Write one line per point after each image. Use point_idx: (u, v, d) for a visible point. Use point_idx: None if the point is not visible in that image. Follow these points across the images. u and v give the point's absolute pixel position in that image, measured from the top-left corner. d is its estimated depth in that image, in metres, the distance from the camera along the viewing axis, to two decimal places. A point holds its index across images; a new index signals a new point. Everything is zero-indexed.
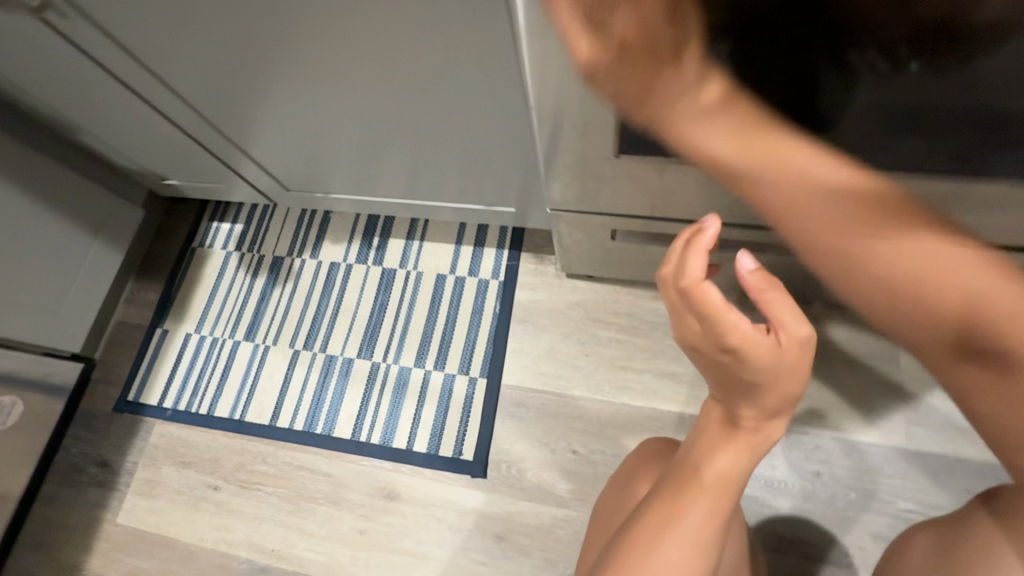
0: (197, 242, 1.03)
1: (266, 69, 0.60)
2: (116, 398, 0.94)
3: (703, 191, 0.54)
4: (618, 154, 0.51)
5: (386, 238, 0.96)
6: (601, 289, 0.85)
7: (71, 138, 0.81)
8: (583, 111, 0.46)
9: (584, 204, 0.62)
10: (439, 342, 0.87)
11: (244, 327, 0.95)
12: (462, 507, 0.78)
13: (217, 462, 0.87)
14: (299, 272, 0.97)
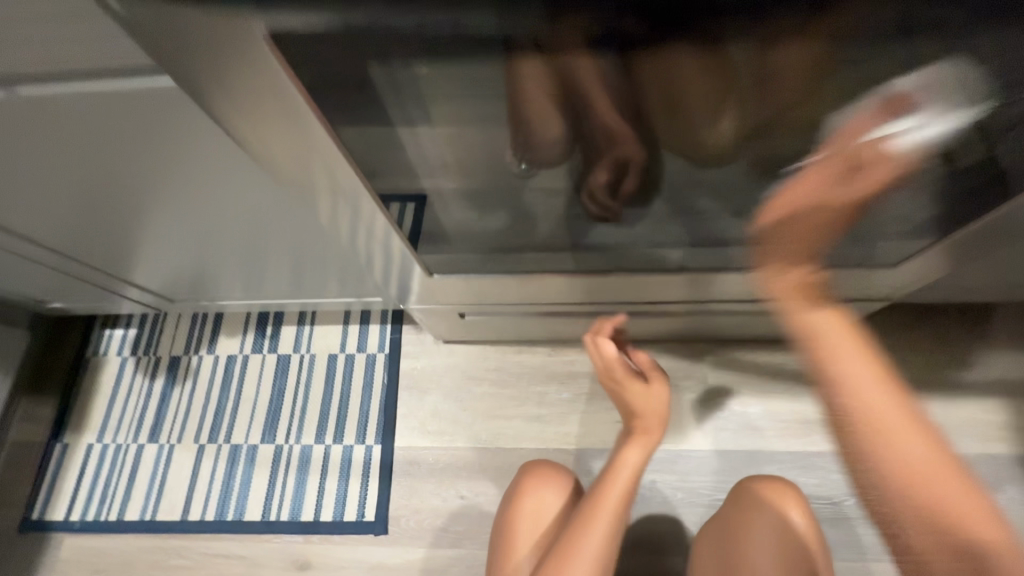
0: (90, 351, 1.07)
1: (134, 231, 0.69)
2: (19, 520, 0.96)
3: (503, 288, 0.73)
4: (432, 273, 0.71)
5: (279, 326, 1.05)
6: (473, 349, 0.99)
7: None
8: (388, 236, 0.61)
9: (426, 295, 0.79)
10: (336, 416, 0.97)
11: (148, 429, 1.00)
12: (370, 563, 0.88)
13: (132, 565, 0.91)
14: (198, 368, 1.03)
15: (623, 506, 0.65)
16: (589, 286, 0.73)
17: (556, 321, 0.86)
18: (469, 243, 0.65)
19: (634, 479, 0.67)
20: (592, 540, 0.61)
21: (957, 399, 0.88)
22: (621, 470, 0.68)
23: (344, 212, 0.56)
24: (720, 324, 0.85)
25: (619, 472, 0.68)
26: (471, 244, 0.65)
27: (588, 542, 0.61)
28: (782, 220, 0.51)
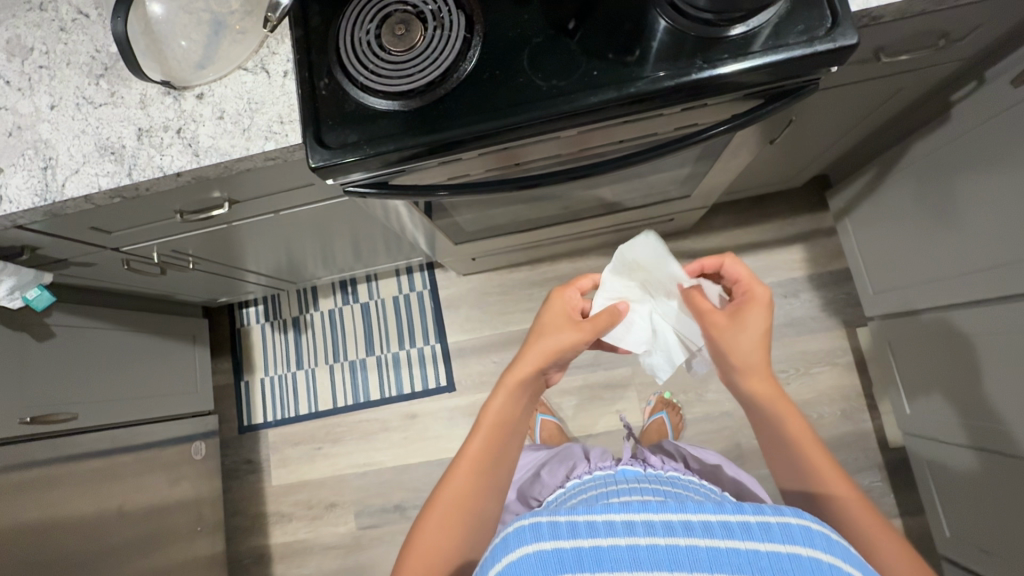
0: (238, 325, 1.65)
1: (285, 252, 1.23)
2: (238, 426, 1.60)
3: (495, 240, 1.29)
4: (455, 243, 1.25)
5: (355, 286, 1.62)
6: (481, 276, 1.57)
7: (162, 299, 1.38)
8: (430, 232, 1.15)
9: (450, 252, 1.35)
10: (408, 332, 1.58)
11: (295, 363, 1.61)
12: (450, 406, 1.53)
13: (314, 435, 1.57)
14: (312, 321, 1.62)
15: (476, 479, 0.65)
16: (543, 230, 1.27)
17: (530, 249, 1.41)
18: (472, 230, 1.18)
19: (494, 437, 0.66)
20: (447, 506, 0.63)
21: (773, 249, 1.46)
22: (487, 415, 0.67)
23: (409, 225, 1.10)
24: (627, 232, 1.41)
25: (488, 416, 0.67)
26: (473, 230, 1.19)
27: (449, 521, 0.62)
28: (731, 367, 0.67)
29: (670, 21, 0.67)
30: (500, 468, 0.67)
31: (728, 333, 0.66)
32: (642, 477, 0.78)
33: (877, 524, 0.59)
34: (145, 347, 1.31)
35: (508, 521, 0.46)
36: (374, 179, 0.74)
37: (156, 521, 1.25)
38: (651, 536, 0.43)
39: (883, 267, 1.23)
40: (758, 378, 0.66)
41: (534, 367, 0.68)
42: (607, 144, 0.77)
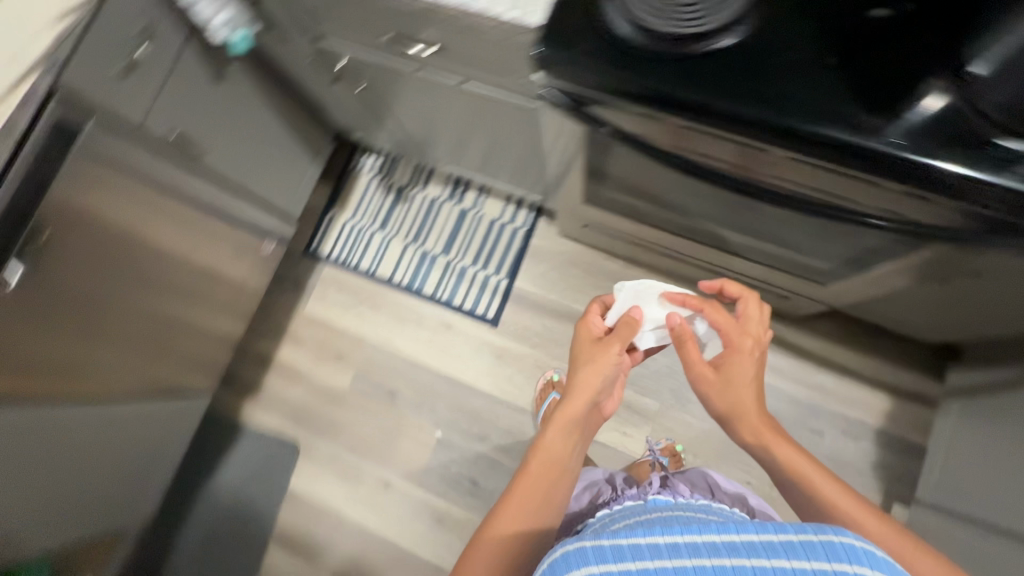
0: (352, 165, 1.73)
1: (434, 123, 1.27)
2: (304, 247, 1.70)
3: (614, 220, 1.28)
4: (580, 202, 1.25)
5: (465, 190, 1.66)
6: (576, 246, 1.57)
7: (311, 105, 1.47)
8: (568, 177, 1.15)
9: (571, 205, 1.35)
10: (486, 254, 1.60)
11: (379, 224, 1.68)
12: (483, 339, 1.56)
13: (359, 291, 1.65)
14: (412, 197, 1.68)
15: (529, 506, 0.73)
16: (663, 236, 1.25)
17: (637, 247, 1.39)
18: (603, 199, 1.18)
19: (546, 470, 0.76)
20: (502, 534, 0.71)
21: (859, 383, 1.37)
22: (537, 450, 0.78)
23: (555, 159, 1.10)
24: (733, 285, 1.36)
25: (538, 451, 0.77)
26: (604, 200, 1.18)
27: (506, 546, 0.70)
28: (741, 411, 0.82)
29: (953, 99, 0.61)
30: (558, 485, 0.76)
31: (721, 381, 0.84)
32: (679, 505, 0.81)
33: (894, 535, 0.69)
34: (278, 135, 1.40)
35: (563, 544, 0.51)
36: (575, 93, 0.74)
37: (209, 278, 1.37)
38: (695, 558, 0.48)
39: (963, 462, 1.14)
40: (753, 425, 0.81)
41: (580, 405, 0.79)
42: (795, 179, 0.74)
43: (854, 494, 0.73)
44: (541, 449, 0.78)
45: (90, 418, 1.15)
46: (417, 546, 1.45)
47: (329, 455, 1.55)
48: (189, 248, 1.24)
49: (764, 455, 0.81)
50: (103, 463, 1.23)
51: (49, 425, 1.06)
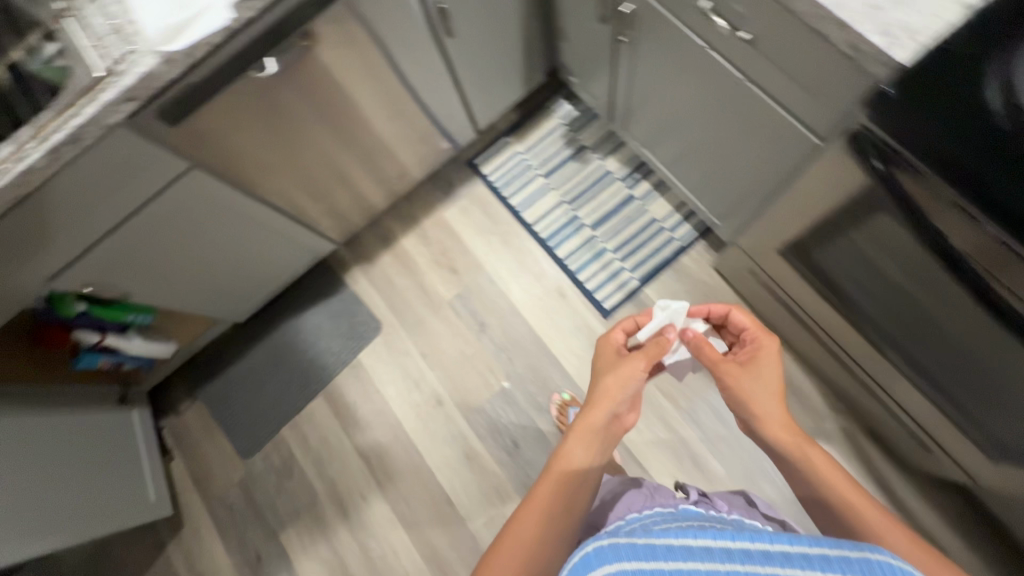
0: (549, 104, 1.70)
1: (667, 104, 1.20)
2: (469, 158, 1.71)
3: (791, 285, 1.18)
4: (769, 250, 1.16)
5: (642, 178, 1.60)
6: (723, 286, 1.49)
7: (553, 31, 1.44)
8: (780, 221, 1.06)
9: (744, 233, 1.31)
10: (631, 248, 1.55)
11: (546, 170, 1.66)
12: (588, 324, 1.53)
13: (498, 222, 1.65)
14: (589, 161, 1.64)
15: (546, 511, 0.77)
16: (834, 326, 1.14)
17: (791, 320, 1.30)
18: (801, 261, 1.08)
19: (563, 476, 0.81)
20: (520, 536, 0.74)
21: None
22: (558, 459, 0.83)
23: (781, 198, 1.02)
24: (870, 408, 1.24)
25: (557, 459, 0.83)
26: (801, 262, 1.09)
27: (522, 547, 0.73)
28: (755, 405, 0.85)
29: None
30: (578, 490, 0.82)
31: (742, 376, 0.88)
32: (710, 517, 0.76)
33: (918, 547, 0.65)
34: (512, 46, 1.38)
35: (586, 543, 0.53)
36: (890, 147, 0.69)
37: (390, 146, 1.41)
38: (728, 562, 0.49)
39: None
40: (774, 427, 0.82)
41: (600, 416, 0.86)
42: None
43: (873, 500, 0.72)
44: (562, 458, 0.83)
45: (251, 216, 1.25)
46: (439, 468, 1.50)
47: (403, 349, 1.61)
48: (390, 108, 1.28)
49: (782, 454, 0.82)
50: (238, 256, 1.34)
51: (223, 206, 1.15)
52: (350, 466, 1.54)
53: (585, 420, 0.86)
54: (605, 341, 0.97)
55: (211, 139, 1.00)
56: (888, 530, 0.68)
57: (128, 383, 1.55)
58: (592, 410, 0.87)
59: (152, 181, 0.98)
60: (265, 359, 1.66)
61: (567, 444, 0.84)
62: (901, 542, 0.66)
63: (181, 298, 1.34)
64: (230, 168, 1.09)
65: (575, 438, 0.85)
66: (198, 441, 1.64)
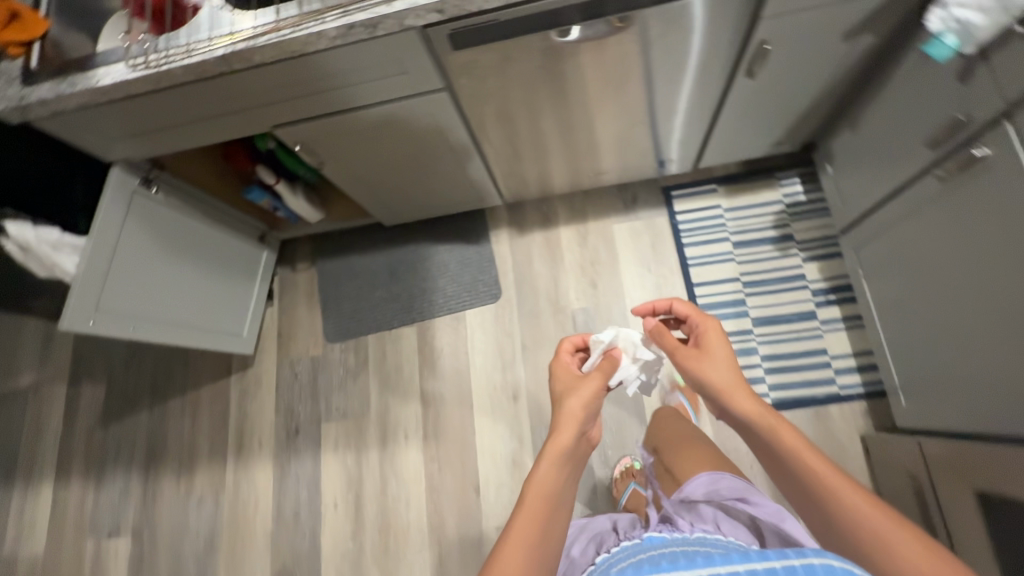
0: (779, 174, 1.52)
1: (938, 262, 1.01)
2: (667, 185, 1.58)
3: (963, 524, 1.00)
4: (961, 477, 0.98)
5: (835, 302, 1.41)
6: (861, 459, 1.30)
7: (844, 112, 1.24)
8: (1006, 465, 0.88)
9: (931, 432, 1.13)
10: (782, 364, 1.39)
11: (738, 238, 1.50)
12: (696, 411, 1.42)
13: (660, 263, 1.53)
14: (788, 254, 1.46)
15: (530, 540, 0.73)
16: None
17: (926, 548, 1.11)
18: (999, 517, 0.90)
19: (541, 501, 0.78)
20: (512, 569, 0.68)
21: None
22: (532, 482, 0.81)
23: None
24: None
25: (533, 484, 0.80)
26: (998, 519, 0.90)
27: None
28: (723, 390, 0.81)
29: None
30: (556, 515, 0.79)
31: (702, 361, 0.84)
32: (673, 542, 0.70)
33: (871, 511, 0.64)
34: (794, 108, 1.21)
35: None
36: None
37: (610, 144, 1.31)
38: None
39: None
40: (739, 399, 0.79)
41: (569, 437, 0.85)
42: None
43: (821, 457, 0.70)
44: (536, 481, 0.81)
45: (457, 150, 1.22)
46: (483, 456, 1.49)
47: (508, 330, 1.58)
48: (640, 114, 1.18)
49: (742, 428, 0.79)
50: (422, 175, 1.33)
51: (440, 132, 1.13)
52: (408, 404, 1.56)
53: (556, 441, 0.85)
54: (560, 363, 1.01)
55: (476, 74, 0.96)
56: (849, 501, 0.66)
57: (272, 227, 1.62)
58: (562, 432, 0.87)
59: (403, 86, 0.96)
60: (386, 266, 1.69)
61: (540, 466, 0.82)
62: (868, 515, 0.64)
63: (358, 186, 1.35)
64: (471, 104, 1.05)
65: (547, 460, 0.83)
66: (298, 302, 1.72)
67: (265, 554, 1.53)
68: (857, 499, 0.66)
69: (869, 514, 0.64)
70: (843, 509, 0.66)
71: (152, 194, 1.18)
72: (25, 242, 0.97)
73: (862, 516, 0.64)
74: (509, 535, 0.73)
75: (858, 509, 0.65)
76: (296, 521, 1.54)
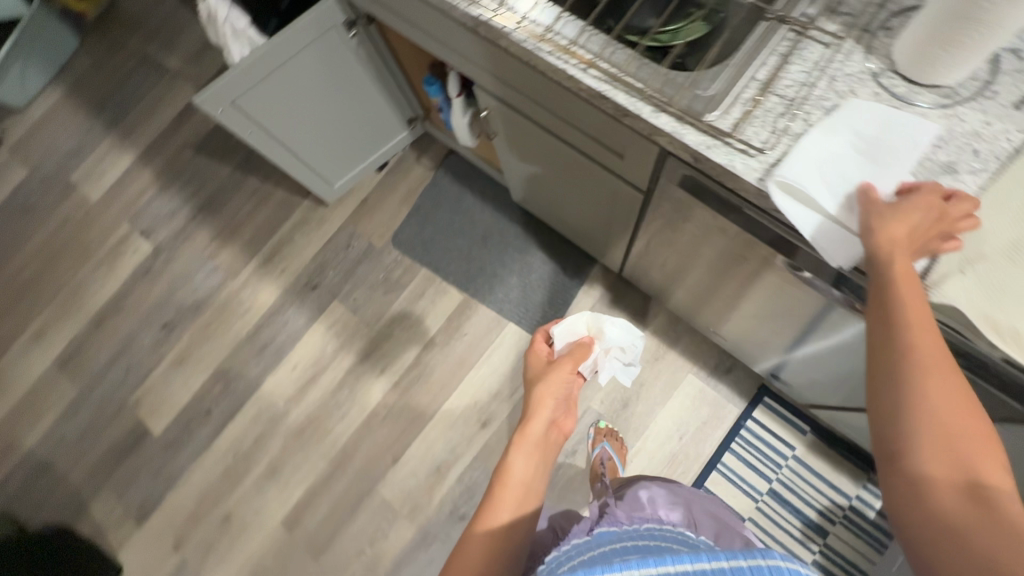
0: (870, 477, 1.32)
1: None
2: (765, 386, 1.42)
3: None
4: None
5: None
6: None
7: None
8: None
9: None
10: None
11: (777, 488, 1.35)
12: None
13: (694, 441, 1.40)
14: (805, 544, 1.31)
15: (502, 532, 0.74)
16: None
17: None
18: None
19: (517, 489, 0.80)
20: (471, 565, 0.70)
21: None
22: (510, 472, 0.82)
23: None
24: None
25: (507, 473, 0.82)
26: None
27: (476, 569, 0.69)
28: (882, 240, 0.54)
29: None
30: (529, 498, 0.81)
31: (878, 202, 0.56)
32: (620, 539, 0.69)
33: (943, 366, 0.50)
34: None
35: None
36: None
37: (747, 330, 1.15)
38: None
39: None
40: (896, 238, 0.53)
41: (537, 425, 0.90)
42: None
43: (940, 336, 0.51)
44: (511, 471, 0.82)
45: (615, 218, 1.11)
46: (420, 442, 1.51)
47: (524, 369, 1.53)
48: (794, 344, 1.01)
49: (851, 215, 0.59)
50: (570, 204, 1.22)
51: (613, 201, 1.01)
52: (405, 349, 1.58)
53: (529, 424, 0.90)
54: (533, 361, 1.06)
55: (681, 208, 0.83)
56: (959, 407, 0.49)
57: (422, 118, 1.55)
58: (536, 417, 0.92)
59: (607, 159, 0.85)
60: (483, 228, 1.63)
61: (515, 452, 0.86)
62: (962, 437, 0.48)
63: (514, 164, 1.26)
64: (655, 212, 0.92)
65: (518, 447, 0.86)
66: (397, 191, 1.70)
67: (224, 353, 1.67)
68: (965, 420, 0.48)
69: (969, 425, 0.48)
70: (913, 370, 0.50)
71: (346, 37, 1.12)
72: (213, 12, 1.00)
73: (932, 367, 0.50)
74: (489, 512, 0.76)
75: (960, 423, 0.48)
76: (262, 351, 1.65)
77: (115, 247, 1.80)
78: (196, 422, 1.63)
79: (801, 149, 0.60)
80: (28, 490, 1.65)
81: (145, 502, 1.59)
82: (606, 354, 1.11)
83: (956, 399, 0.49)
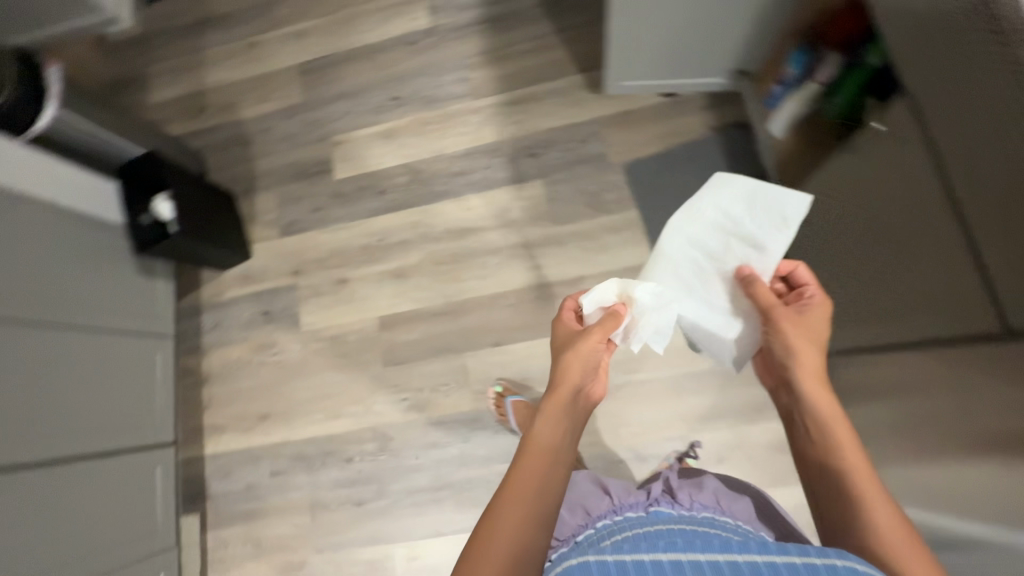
0: None
1: None
2: None
3: None
4: None
5: None
6: None
7: None
8: None
9: None
10: None
11: None
12: None
13: None
14: None
15: (525, 504, 0.77)
16: None
17: None
18: None
19: (536, 462, 0.82)
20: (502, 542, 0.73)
21: None
22: (530, 449, 0.84)
23: None
24: None
25: (529, 451, 0.84)
26: None
27: (504, 548, 0.72)
28: (796, 366, 0.85)
29: None
30: (552, 472, 0.83)
31: (796, 327, 0.87)
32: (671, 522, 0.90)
33: (870, 487, 0.74)
34: None
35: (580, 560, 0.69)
36: None
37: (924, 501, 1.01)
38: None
39: None
40: (812, 377, 0.83)
41: (567, 394, 0.89)
42: None
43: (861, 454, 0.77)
44: (531, 447, 0.84)
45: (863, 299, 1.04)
46: (526, 345, 1.52)
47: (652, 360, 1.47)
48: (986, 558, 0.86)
49: (780, 379, 0.89)
50: (835, 244, 1.14)
51: (878, 287, 0.97)
52: (567, 264, 1.55)
53: (559, 394, 0.89)
54: (561, 322, 1.00)
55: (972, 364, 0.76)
56: (875, 507, 0.72)
57: (752, 80, 1.45)
58: (569, 386, 0.90)
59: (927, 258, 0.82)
60: None
61: (540, 428, 0.86)
62: (892, 536, 0.70)
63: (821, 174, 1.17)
64: (914, 331, 0.89)
65: (543, 425, 0.86)
66: (661, 126, 1.59)
67: (423, 155, 1.71)
68: (885, 519, 0.71)
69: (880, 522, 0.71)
70: (852, 488, 0.75)
71: None
72: None
73: (866, 509, 0.73)
74: (508, 490, 0.79)
75: (883, 525, 0.71)
76: (452, 176, 1.68)
77: (396, 3, 1.84)
78: (367, 192, 1.72)
79: (766, 248, 0.93)
80: (221, 150, 1.84)
81: (292, 223, 1.75)
82: (643, 318, 0.97)
83: (874, 500, 0.73)
